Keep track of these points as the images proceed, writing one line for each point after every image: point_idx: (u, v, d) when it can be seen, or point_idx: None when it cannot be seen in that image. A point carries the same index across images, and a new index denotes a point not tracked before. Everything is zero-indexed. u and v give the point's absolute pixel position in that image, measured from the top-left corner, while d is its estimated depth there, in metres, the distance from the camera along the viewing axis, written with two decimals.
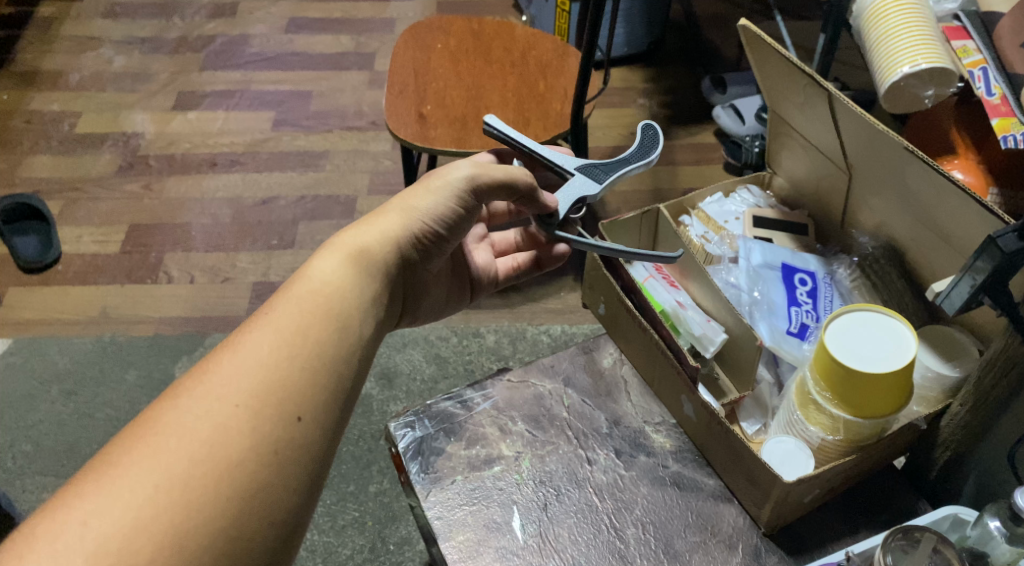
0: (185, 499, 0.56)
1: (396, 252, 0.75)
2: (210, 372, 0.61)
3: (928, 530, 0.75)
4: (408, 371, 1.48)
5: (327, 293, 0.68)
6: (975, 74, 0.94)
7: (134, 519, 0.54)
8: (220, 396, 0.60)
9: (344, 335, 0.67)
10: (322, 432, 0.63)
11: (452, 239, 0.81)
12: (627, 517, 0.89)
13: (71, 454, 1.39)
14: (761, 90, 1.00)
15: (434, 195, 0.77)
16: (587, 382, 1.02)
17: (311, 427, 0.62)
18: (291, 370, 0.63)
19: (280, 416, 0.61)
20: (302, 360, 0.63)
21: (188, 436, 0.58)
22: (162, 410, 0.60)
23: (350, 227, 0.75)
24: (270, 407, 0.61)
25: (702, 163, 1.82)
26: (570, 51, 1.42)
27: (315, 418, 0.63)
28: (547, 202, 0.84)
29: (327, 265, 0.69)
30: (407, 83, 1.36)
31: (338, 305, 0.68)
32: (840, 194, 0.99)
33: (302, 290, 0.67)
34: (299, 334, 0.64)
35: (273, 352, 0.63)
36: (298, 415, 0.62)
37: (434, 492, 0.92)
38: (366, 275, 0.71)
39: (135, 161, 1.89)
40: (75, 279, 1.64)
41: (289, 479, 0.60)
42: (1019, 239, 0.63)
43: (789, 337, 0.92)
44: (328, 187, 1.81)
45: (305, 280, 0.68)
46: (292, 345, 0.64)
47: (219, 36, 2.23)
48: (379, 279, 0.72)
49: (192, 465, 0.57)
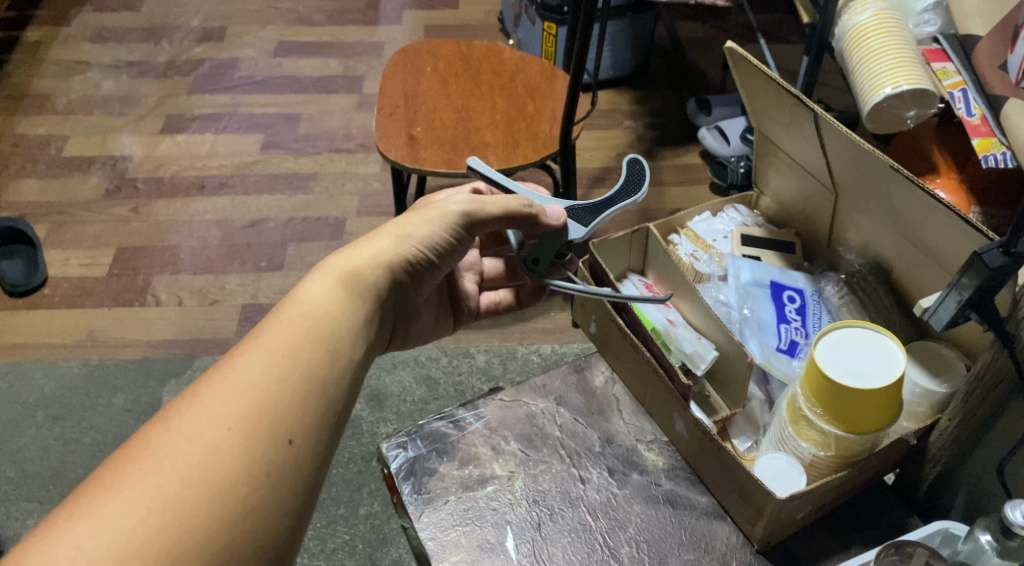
0: (181, 523, 0.55)
1: (388, 278, 0.75)
2: (201, 395, 0.61)
3: (919, 545, 0.76)
4: (399, 393, 1.48)
5: (317, 316, 0.68)
6: (955, 95, 0.96)
7: (127, 541, 0.54)
8: (212, 418, 0.60)
9: (334, 358, 0.67)
10: (313, 454, 0.63)
11: (443, 266, 0.81)
12: (621, 536, 0.89)
13: (57, 480, 1.37)
14: (748, 110, 1.01)
15: (428, 224, 0.78)
16: (581, 400, 1.02)
17: (303, 449, 0.62)
18: (282, 395, 0.63)
19: (269, 440, 0.61)
20: (292, 383, 0.63)
21: (180, 458, 0.58)
22: (154, 431, 0.59)
23: (342, 250, 0.75)
24: (262, 429, 0.61)
25: (689, 184, 1.84)
26: (559, 74, 1.44)
27: (306, 441, 0.63)
28: (552, 220, 0.83)
29: (317, 288, 0.70)
30: (398, 105, 1.37)
31: (329, 327, 0.68)
32: (826, 211, 1.00)
33: (294, 314, 0.67)
34: (290, 358, 0.64)
35: (264, 375, 0.63)
36: (289, 437, 0.62)
37: (426, 513, 0.91)
38: (359, 299, 0.72)
39: (123, 184, 1.88)
40: (61, 303, 1.63)
41: (280, 501, 0.60)
42: (1003, 255, 0.64)
43: (779, 354, 0.93)
44: (318, 209, 1.82)
45: (296, 303, 0.68)
46: (284, 368, 0.64)
47: (208, 60, 2.24)
48: (370, 303, 0.73)
49: (184, 487, 0.57)
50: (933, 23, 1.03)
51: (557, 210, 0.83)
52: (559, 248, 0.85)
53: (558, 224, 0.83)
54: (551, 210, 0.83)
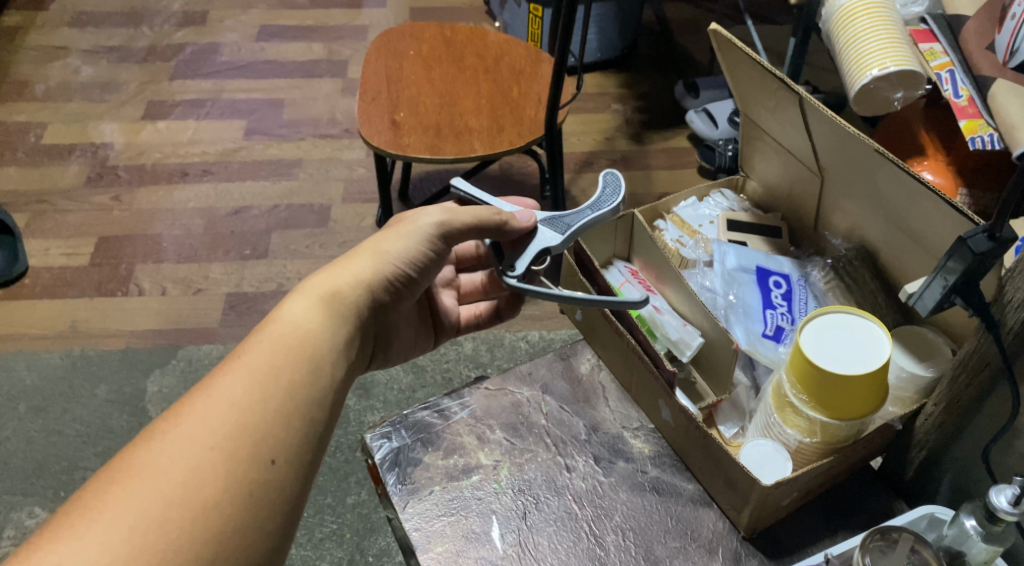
0: (162, 544, 0.54)
1: (368, 296, 0.74)
2: (184, 415, 0.60)
3: (905, 530, 0.76)
4: (385, 381, 1.47)
5: (300, 335, 0.67)
6: (942, 76, 0.95)
7: (110, 560, 0.53)
8: (194, 438, 0.59)
9: (316, 377, 0.66)
10: (296, 472, 0.62)
11: (422, 281, 0.79)
12: (607, 524, 0.88)
13: (40, 472, 1.36)
14: (733, 94, 1.00)
15: (406, 239, 0.76)
16: (566, 388, 1.01)
17: (286, 468, 0.61)
18: (264, 415, 0.61)
19: (252, 459, 0.60)
20: (275, 402, 0.62)
21: (164, 478, 0.57)
22: (136, 451, 0.58)
23: (323, 269, 0.73)
24: (245, 448, 0.60)
25: (677, 168, 1.83)
26: (544, 57, 1.42)
27: (289, 459, 0.62)
28: (524, 224, 0.80)
29: (299, 307, 0.68)
30: (380, 90, 1.35)
31: (310, 346, 0.66)
32: (812, 195, 0.99)
33: (275, 335, 0.66)
34: (272, 377, 0.63)
35: (247, 394, 0.62)
36: (272, 457, 0.61)
37: (411, 504, 0.91)
38: (340, 318, 0.70)
39: (104, 172, 1.86)
40: (42, 293, 1.61)
41: (262, 520, 0.59)
42: (989, 240, 0.63)
43: (765, 340, 0.92)
44: (301, 196, 1.80)
45: (277, 323, 0.67)
46: (265, 388, 0.62)
47: (189, 45, 2.21)
48: (350, 323, 0.71)
49: (166, 508, 0.55)
50: (920, 4, 1.03)
51: (527, 213, 0.81)
52: (535, 256, 0.80)
53: (529, 226, 0.80)
54: (521, 214, 0.81)
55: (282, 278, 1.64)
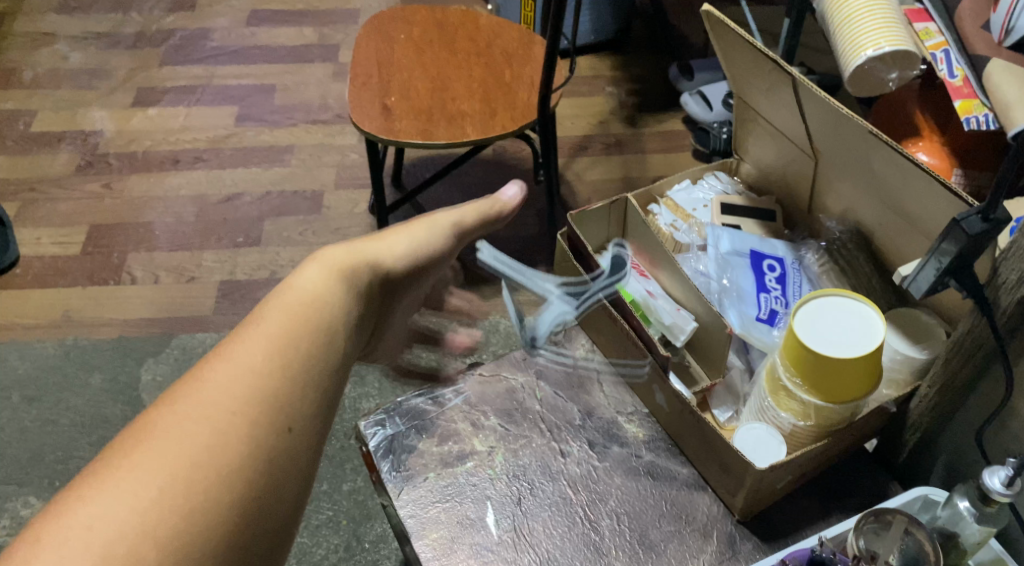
0: (165, 532, 0.46)
1: (376, 278, 0.67)
2: (190, 387, 0.52)
3: (898, 512, 0.76)
4: (381, 368, 1.47)
5: (313, 301, 0.59)
6: (938, 55, 0.94)
7: (105, 556, 0.44)
8: (205, 411, 0.51)
9: (332, 344, 0.58)
10: (314, 443, 0.54)
11: (419, 280, 0.77)
12: (601, 509, 0.88)
13: (35, 462, 1.36)
14: (726, 76, 0.99)
15: (410, 235, 0.73)
16: (560, 373, 1.01)
17: (303, 437, 0.53)
18: (280, 382, 0.54)
19: (267, 429, 0.52)
20: (292, 367, 0.55)
21: (169, 457, 0.48)
22: (135, 432, 0.49)
23: (326, 247, 0.66)
24: (260, 419, 0.52)
25: (672, 151, 1.82)
26: (536, 40, 1.41)
27: (308, 428, 0.54)
28: (508, 197, 0.84)
29: (309, 274, 0.61)
30: (371, 74, 1.34)
31: (326, 313, 0.59)
32: (806, 177, 0.99)
33: (283, 302, 0.58)
34: (288, 343, 0.56)
35: (262, 361, 0.54)
36: (289, 425, 0.53)
37: (406, 491, 0.91)
38: (352, 289, 0.63)
39: (94, 159, 1.84)
40: (34, 283, 1.60)
41: (278, 500, 0.51)
42: (982, 221, 0.63)
43: (758, 324, 0.91)
44: (294, 182, 1.79)
45: (289, 289, 0.59)
46: (282, 354, 0.55)
47: (179, 31, 2.19)
48: (360, 299, 0.64)
49: (171, 492, 0.47)
50: None
51: (513, 187, 0.85)
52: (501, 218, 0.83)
53: (517, 197, 0.84)
54: (507, 190, 0.84)
55: (275, 265, 1.63)
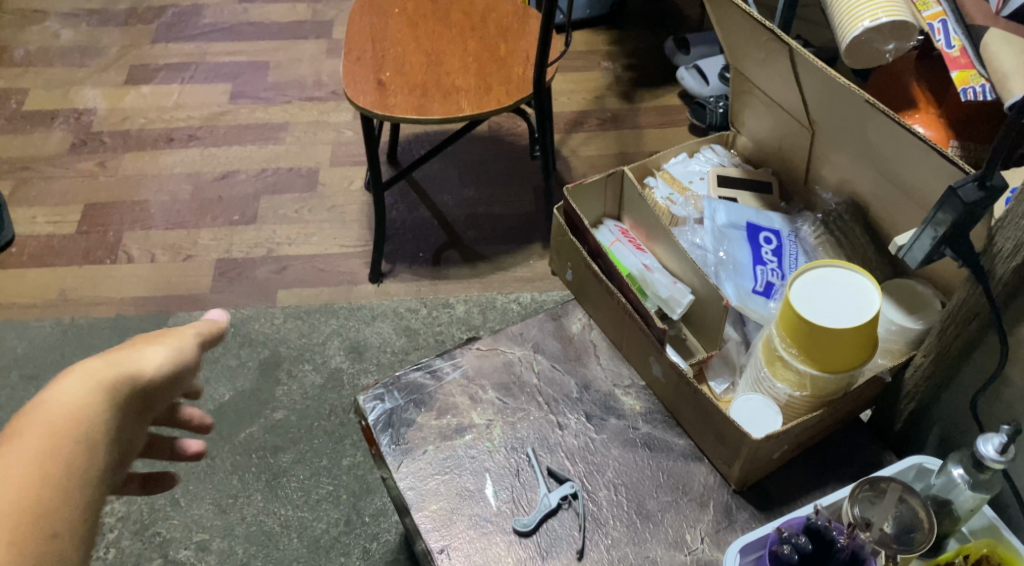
0: None
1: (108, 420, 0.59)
2: None
3: (893, 480, 0.77)
4: (378, 344, 1.47)
5: (73, 414, 0.57)
6: (935, 26, 0.92)
7: None
8: None
9: (101, 449, 0.58)
10: (85, 542, 0.54)
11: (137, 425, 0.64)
12: (599, 480, 0.89)
13: None
14: (723, 48, 0.98)
15: (134, 365, 0.63)
16: (557, 347, 1.01)
17: (73, 541, 0.53)
18: (44, 494, 0.53)
19: (27, 542, 0.51)
20: (58, 476, 0.54)
21: None
22: None
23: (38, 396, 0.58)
24: (18, 536, 0.51)
25: (668, 126, 1.81)
26: (531, 13, 1.40)
27: (77, 532, 0.54)
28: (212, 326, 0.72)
29: (63, 390, 0.58)
30: (364, 50, 1.33)
31: (89, 422, 0.58)
32: (802, 149, 0.98)
33: (34, 424, 0.56)
34: (50, 454, 0.55)
35: (19, 481, 0.53)
36: (54, 530, 0.53)
37: (405, 464, 0.91)
38: (110, 404, 0.60)
39: (88, 138, 1.83)
40: (30, 262, 1.60)
41: None
42: (978, 189, 0.63)
43: (754, 296, 0.92)
44: (289, 160, 1.78)
45: (42, 407, 0.57)
46: (42, 466, 0.54)
47: (170, 8, 2.17)
48: (110, 434, 0.59)
49: None
50: None
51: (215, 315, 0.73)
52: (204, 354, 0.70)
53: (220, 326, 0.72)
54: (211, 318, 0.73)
55: (271, 243, 1.63)
